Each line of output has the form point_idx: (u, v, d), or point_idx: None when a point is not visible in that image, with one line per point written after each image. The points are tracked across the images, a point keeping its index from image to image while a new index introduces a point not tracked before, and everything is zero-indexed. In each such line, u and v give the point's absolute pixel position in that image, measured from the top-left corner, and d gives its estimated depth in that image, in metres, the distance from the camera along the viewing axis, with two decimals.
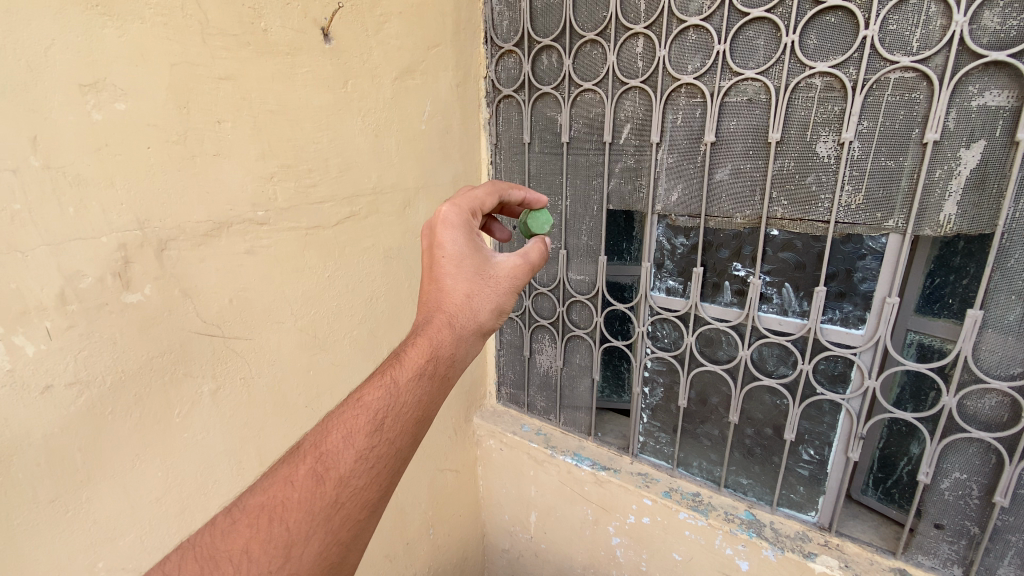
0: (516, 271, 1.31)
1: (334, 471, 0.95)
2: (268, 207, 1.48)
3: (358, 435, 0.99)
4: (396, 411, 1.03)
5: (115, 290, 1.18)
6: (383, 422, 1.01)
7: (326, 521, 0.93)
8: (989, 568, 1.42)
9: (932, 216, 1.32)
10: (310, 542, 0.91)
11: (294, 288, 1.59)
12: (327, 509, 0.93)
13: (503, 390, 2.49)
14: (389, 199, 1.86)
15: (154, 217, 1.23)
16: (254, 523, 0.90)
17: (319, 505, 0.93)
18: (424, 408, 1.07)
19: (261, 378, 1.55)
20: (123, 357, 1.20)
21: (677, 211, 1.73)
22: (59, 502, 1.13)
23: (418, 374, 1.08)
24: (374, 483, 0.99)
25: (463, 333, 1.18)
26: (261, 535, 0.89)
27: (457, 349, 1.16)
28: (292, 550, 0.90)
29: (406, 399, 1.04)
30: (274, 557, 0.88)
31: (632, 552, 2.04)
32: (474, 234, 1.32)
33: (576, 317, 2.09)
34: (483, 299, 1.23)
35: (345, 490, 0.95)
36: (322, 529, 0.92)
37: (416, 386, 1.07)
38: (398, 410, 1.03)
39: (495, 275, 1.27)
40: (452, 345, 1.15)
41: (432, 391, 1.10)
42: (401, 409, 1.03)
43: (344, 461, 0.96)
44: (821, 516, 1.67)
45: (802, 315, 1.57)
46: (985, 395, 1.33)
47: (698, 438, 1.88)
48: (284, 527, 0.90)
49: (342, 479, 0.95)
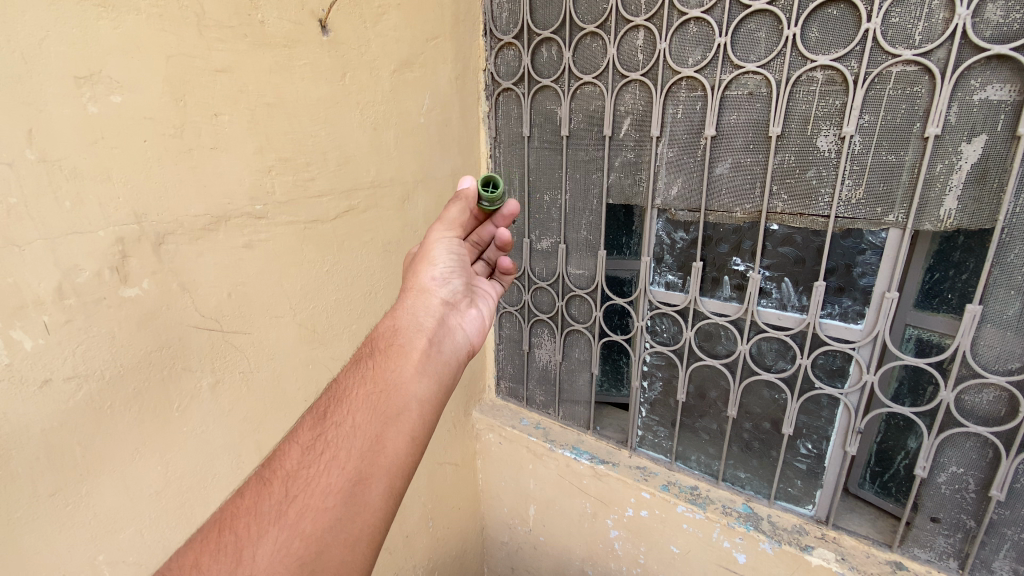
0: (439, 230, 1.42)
1: (280, 469, 0.95)
2: (267, 200, 1.47)
3: (303, 432, 1.01)
4: (337, 399, 1.05)
5: (113, 284, 1.17)
6: (326, 410, 1.03)
7: (278, 517, 0.89)
8: (984, 560, 1.43)
9: (932, 211, 1.31)
10: (262, 540, 0.86)
11: (293, 282, 1.59)
12: (277, 505, 0.90)
13: (501, 384, 2.49)
14: (388, 193, 1.85)
15: (151, 211, 1.22)
16: (203, 538, 0.88)
17: (267, 504, 0.91)
18: (373, 381, 1.07)
19: (259, 373, 1.55)
20: (121, 351, 1.20)
21: (677, 205, 1.72)
22: (58, 495, 1.13)
23: (357, 362, 1.14)
24: (330, 466, 0.94)
25: (397, 310, 1.28)
26: (210, 547, 0.86)
27: (399, 324, 1.22)
28: (243, 555, 0.85)
29: (344, 384, 1.08)
30: (223, 565, 0.83)
31: (631, 546, 2.04)
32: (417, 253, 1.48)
33: (575, 312, 2.09)
34: (409, 274, 1.37)
35: (295, 481, 0.93)
36: (275, 525, 0.88)
37: (354, 369, 1.12)
38: (341, 395, 1.06)
39: (423, 248, 1.40)
40: (392, 324, 1.22)
41: (377, 362, 1.12)
42: (342, 395, 1.06)
43: (289, 457, 0.97)
44: (818, 509, 1.68)
45: (801, 310, 1.57)
46: (983, 390, 1.34)
47: (697, 432, 1.88)
48: (234, 535, 0.87)
49: (290, 473, 0.94)
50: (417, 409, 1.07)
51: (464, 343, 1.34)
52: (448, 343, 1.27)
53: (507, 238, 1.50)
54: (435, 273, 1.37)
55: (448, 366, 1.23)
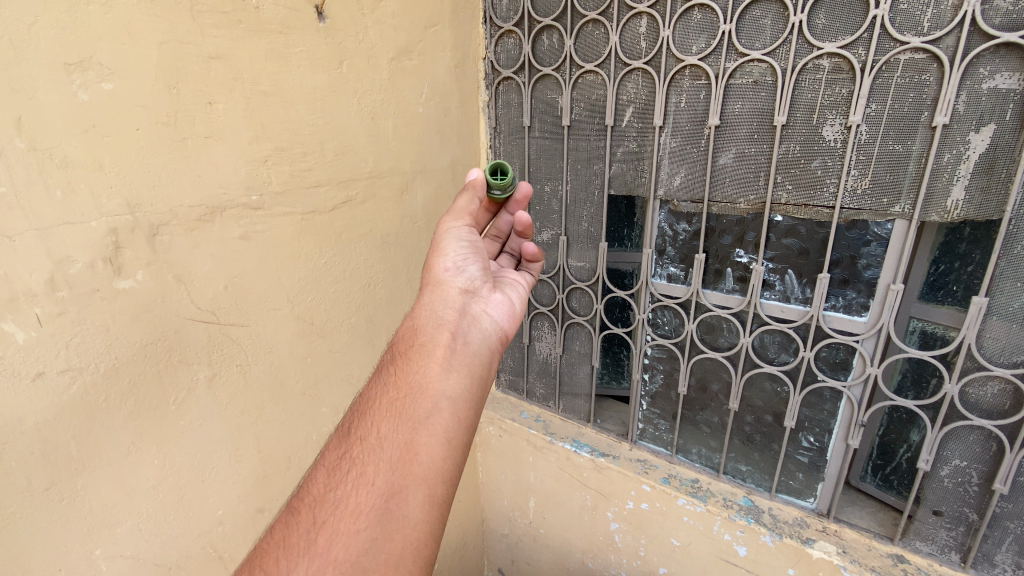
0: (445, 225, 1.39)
1: (306, 498, 0.95)
2: (263, 190, 1.44)
3: (328, 456, 1.01)
4: (360, 415, 1.06)
5: (107, 276, 1.15)
6: (351, 427, 1.04)
7: (309, 546, 0.88)
8: (987, 553, 1.42)
9: (939, 201, 1.29)
10: (296, 572, 0.85)
11: (290, 274, 1.57)
12: (307, 534, 0.89)
13: (502, 377, 2.48)
14: (386, 184, 1.82)
15: (145, 201, 1.19)
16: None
17: (297, 533, 0.90)
18: (394, 389, 1.08)
19: (258, 366, 1.53)
20: (116, 344, 1.18)
21: (679, 196, 1.70)
22: (54, 490, 1.12)
23: (378, 374, 1.14)
24: (358, 484, 0.94)
25: (416, 309, 1.27)
26: None
27: (414, 326, 1.22)
28: None
29: (365, 398, 1.09)
30: None
31: (631, 539, 2.02)
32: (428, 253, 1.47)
33: (576, 304, 2.07)
34: (424, 269, 1.35)
35: (322, 507, 0.92)
36: (307, 554, 0.87)
37: (376, 381, 1.12)
38: (365, 409, 1.07)
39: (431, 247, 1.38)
40: (408, 327, 1.22)
41: (399, 367, 1.12)
42: (364, 411, 1.06)
43: (316, 483, 0.97)
44: (820, 502, 1.66)
45: (804, 302, 1.56)
46: (987, 383, 1.33)
47: (698, 424, 1.87)
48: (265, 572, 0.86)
49: (316, 500, 0.94)
50: (446, 408, 1.06)
51: (493, 332, 1.31)
52: (473, 333, 1.25)
53: (526, 221, 1.46)
54: (450, 262, 1.34)
55: (476, 357, 1.20)
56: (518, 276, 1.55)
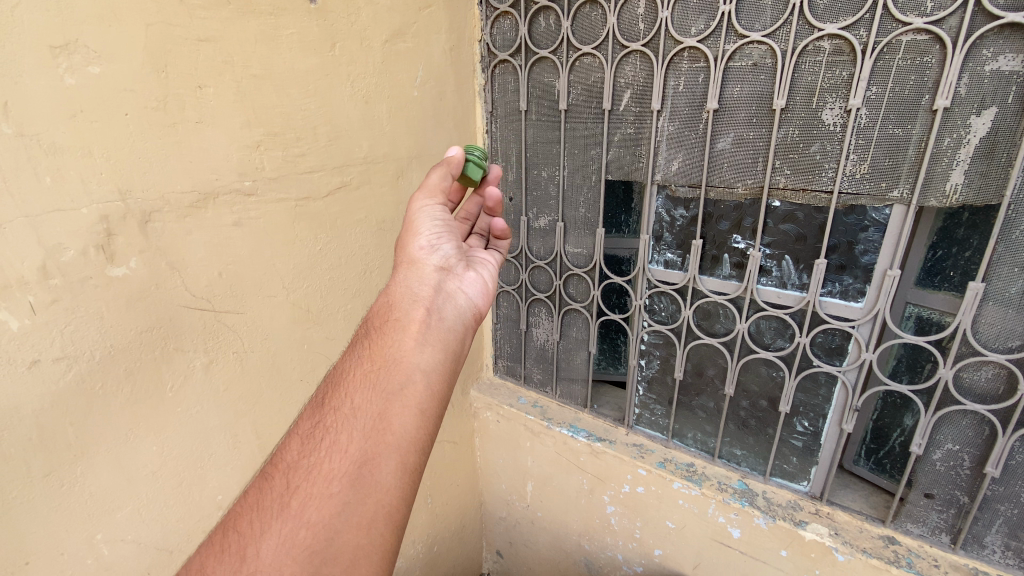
0: (418, 200, 1.38)
1: (280, 464, 0.95)
2: (256, 177, 1.43)
3: (302, 424, 1.01)
4: (334, 385, 1.06)
5: (100, 264, 1.14)
6: (324, 398, 1.04)
7: (281, 510, 0.89)
8: (976, 535, 1.44)
9: (938, 186, 1.28)
10: (269, 535, 0.86)
11: (285, 261, 1.56)
12: (280, 498, 0.90)
13: (499, 363, 2.49)
14: (381, 169, 1.81)
15: (136, 188, 1.18)
16: (210, 544, 0.88)
17: (269, 497, 0.91)
18: (369, 361, 1.07)
19: (254, 353, 1.53)
20: (110, 332, 1.18)
21: (677, 180, 1.68)
22: (53, 476, 1.13)
23: (353, 346, 1.14)
24: (331, 451, 0.94)
25: (391, 285, 1.26)
26: (216, 549, 0.86)
27: (388, 301, 1.21)
28: (249, 553, 0.85)
29: (339, 368, 1.08)
30: (229, 565, 0.83)
31: (627, 521, 2.05)
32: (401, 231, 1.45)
33: (573, 291, 2.07)
34: (398, 247, 1.33)
35: (296, 472, 0.93)
36: (280, 517, 0.88)
37: (350, 353, 1.12)
38: (339, 380, 1.06)
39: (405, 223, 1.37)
40: (382, 302, 1.22)
41: (373, 340, 1.12)
42: (338, 381, 1.06)
43: (289, 450, 0.97)
44: (813, 485, 1.68)
45: (801, 288, 1.55)
46: (982, 367, 1.33)
47: (694, 409, 1.89)
48: (238, 534, 0.88)
49: (290, 466, 0.94)
50: (420, 381, 1.06)
51: (469, 308, 1.31)
52: (449, 309, 1.25)
53: (496, 197, 1.49)
54: (423, 241, 1.34)
55: (452, 332, 1.20)
56: (488, 254, 1.54)
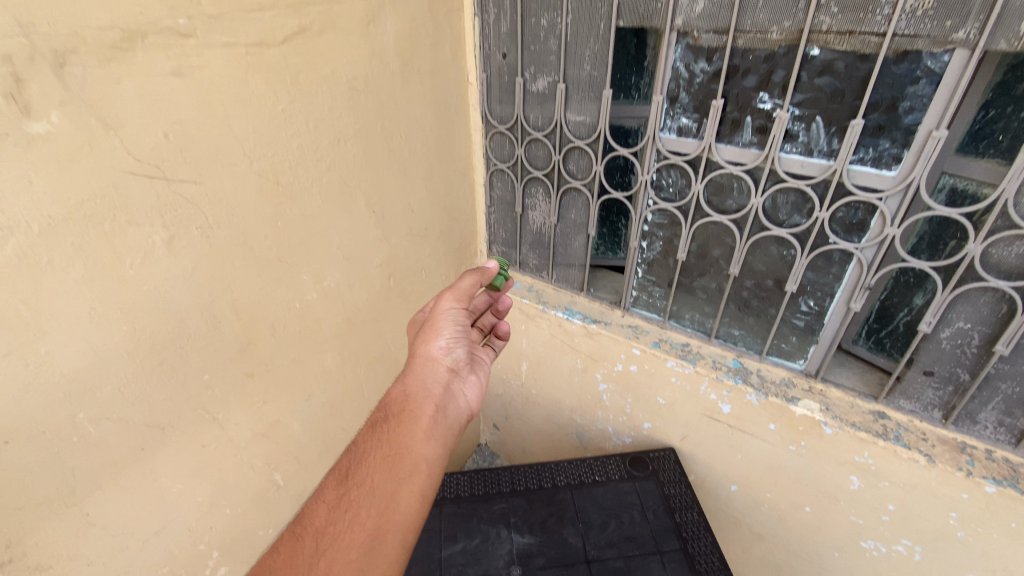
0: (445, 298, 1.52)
1: (309, 529, 1.10)
2: (192, 12, 1.17)
3: (328, 491, 1.16)
4: (356, 461, 1.21)
5: (12, 117, 0.96)
6: (347, 472, 1.19)
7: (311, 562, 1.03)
8: (970, 412, 1.44)
9: (1014, 23, 1.05)
10: None
11: (244, 123, 1.35)
12: (308, 560, 1.04)
13: (494, 248, 2.37)
14: (348, 12, 1.51)
15: (39, 19, 0.95)
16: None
17: (299, 558, 1.04)
18: (387, 444, 1.23)
19: (223, 229, 1.37)
20: (45, 203, 1.03)
21: (700, 25, 1.43)
22: (17, 357, 1.04)
23: (373, 426, 1.29)
24: (352, 526, 1.09)
25: (406, 375, 1.42)
26: None
27: (408, 391, 1.37)
28: None
29: (363, 447, 1.23)
30: None
31: (618, 397, 2.09)
32: (422, 319, 1.62)
33: (573, 167, 1.88)
34: (418, 341, 1.49)
35: (322, 538, 1.07)
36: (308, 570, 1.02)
37: (371, 433, 1.27)
38: (360, 458, 1.21)
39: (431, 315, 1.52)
40: (401, 393, 1.37)
41: (391, 426, 1.27)
42: (362, 456, 1.21)
43: (317, 517, 1.12)
44: (809, 363, 1.67)
45: (828, 156, 1.38)
46: (1014, 243, 1.22)
47: (694, 291, 1.81)
48: None
49: (318, 532, 1.09)
50: (426, 471, 1.22)
51: (464, 412, 1.45)
52: (451, 409, 1.40)
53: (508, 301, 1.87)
54: (443, 343, 1.47)
55: (452, 432, 1.36)
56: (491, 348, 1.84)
